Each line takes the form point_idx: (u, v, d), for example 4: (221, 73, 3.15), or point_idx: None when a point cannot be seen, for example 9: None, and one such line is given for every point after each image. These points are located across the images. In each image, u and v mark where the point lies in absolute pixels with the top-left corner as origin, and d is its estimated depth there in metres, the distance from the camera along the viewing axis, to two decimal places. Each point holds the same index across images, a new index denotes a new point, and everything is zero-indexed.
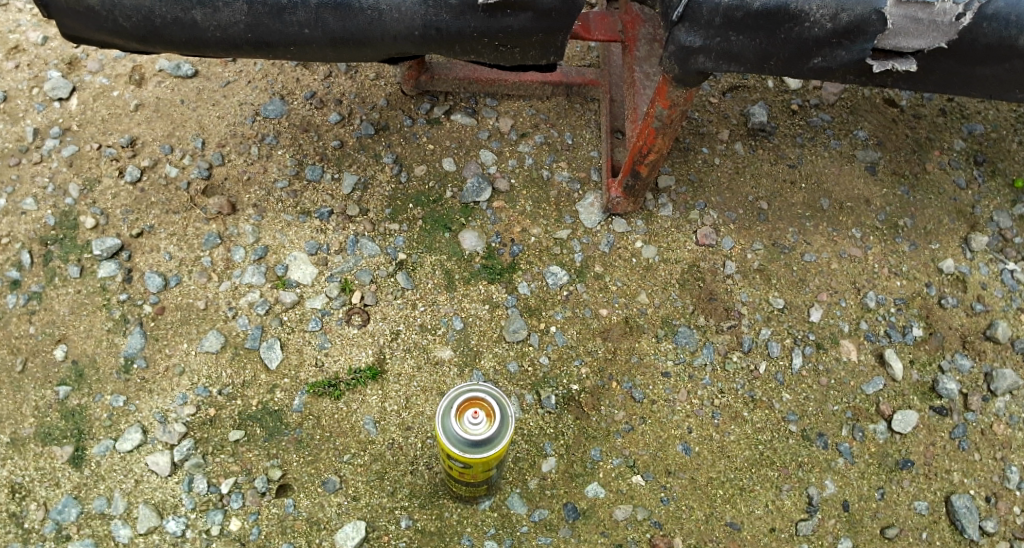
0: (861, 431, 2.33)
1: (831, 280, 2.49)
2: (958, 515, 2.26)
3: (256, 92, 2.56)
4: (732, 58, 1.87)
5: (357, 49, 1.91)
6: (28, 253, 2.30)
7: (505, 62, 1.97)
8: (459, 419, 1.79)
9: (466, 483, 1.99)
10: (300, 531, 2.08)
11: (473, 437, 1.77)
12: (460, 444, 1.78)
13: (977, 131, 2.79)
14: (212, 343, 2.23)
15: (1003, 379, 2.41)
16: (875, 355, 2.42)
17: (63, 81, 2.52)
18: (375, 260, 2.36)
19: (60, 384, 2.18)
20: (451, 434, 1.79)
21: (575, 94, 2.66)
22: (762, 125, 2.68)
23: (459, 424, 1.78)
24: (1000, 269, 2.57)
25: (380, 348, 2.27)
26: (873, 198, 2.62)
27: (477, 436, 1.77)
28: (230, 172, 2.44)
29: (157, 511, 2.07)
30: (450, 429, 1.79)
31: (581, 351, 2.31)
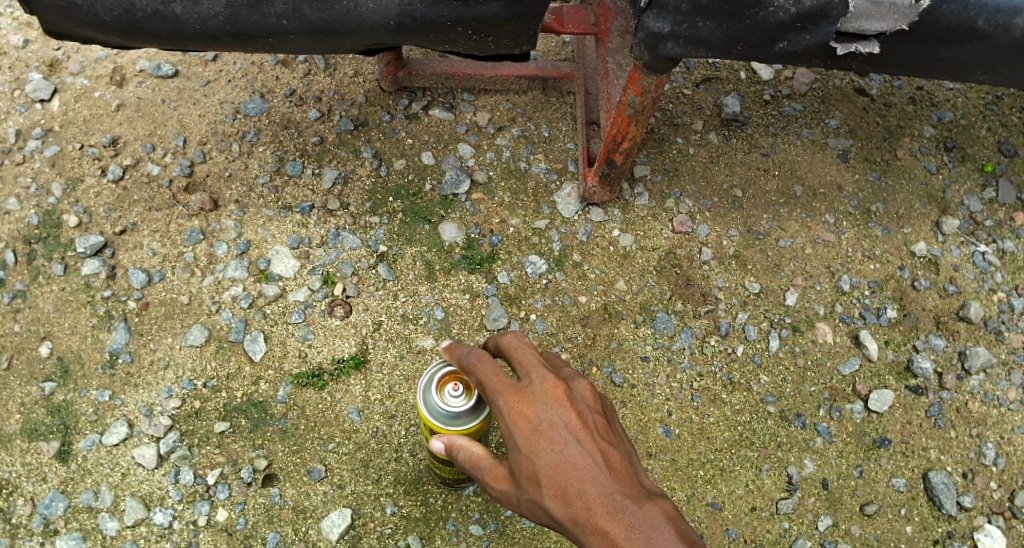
0: (838, 411, 2.37)
1: (806, 265, 2.54)
2: (936, 491, 2.30)
3: (236, 90, 2.59)
4: (700, 43, 1.93)
5: (334, 39, 1.96)
6: (12, 252, 2.32)
7: (480, 51, 2.02)
8: (441, 393, 1.80)
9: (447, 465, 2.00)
10: (286, 519, 2.12)
11: (453, 411, 1.77)
12: (441, 418, 1.79)
13: (947, 118, 2.84)
14: (195, 337, 2.26)
15: (977, 357, 2.46)
16: (851, 336, 2.46)
17: (44, 83, 2.54)
18: (356, 252, 2.40)
19: (46, 380, 2.20)
20: (432, 407, 1.80)
21: (551, 87, 2.70)
22: (735, 116, 2.74)
23: (439, 397, 1.79)
24: (972, 252, 2.62)
25: (363, 339, 2.30)
26: (846, 184, 2.67)
27: (457, 409, 1.78)
28: (212, 170, 2.47)
29: (143, 503, 2.10)
30: (432, 402, 1.80)
31: (561, 338, 2.35)
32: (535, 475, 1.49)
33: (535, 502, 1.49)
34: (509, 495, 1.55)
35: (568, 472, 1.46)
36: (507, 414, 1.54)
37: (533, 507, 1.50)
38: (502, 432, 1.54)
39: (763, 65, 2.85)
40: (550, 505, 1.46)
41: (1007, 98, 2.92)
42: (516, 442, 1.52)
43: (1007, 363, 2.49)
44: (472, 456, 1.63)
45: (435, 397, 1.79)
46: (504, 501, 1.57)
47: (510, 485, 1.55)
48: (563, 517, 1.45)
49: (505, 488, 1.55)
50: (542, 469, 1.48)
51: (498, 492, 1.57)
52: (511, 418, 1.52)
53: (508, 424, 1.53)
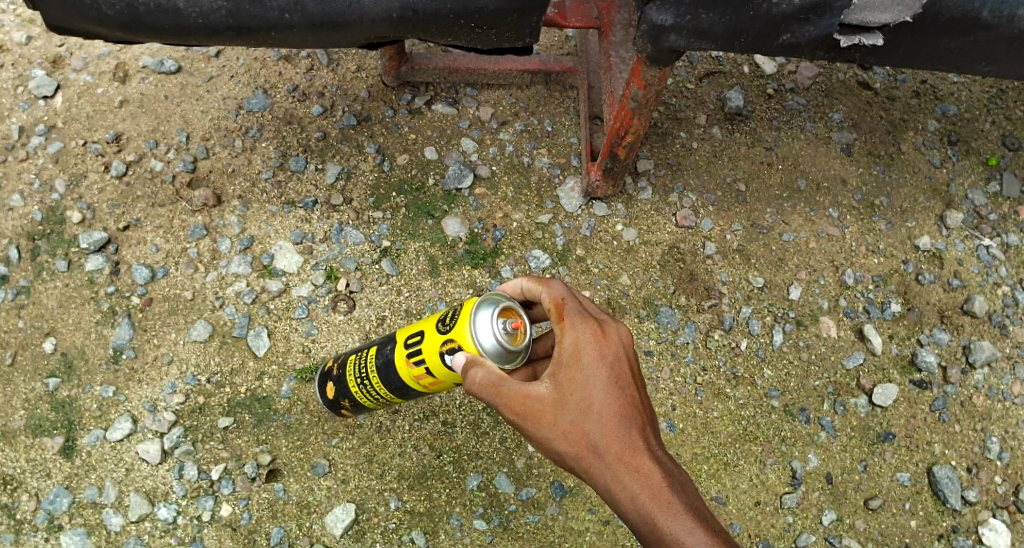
0: (843, 406, 2.37)
1: (810, 259, 2.53)
2: (941, 486, 2.30)
3: (239, 86, 2.59)
4: (702, 35, 1.92)
5: (336, 33, 1.96)
6: (15, 248, 2.32)
7: (482, 43, 2.02)
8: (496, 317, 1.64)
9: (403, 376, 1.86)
10: (290, 514, 2.12)
11: (491, 342, 1.62)
12: (474, 337, 1.63)
13: (950, 112, 2.84)
14: (199, 333, 2.26)
15: (981, 351, 2.45)
16: (855, 330, 2.46)
17: (47, 79, 2.54)
18: (360, 248, 2.40)
19: (50, 376, 2.20)
20: (478, 322, 1.63)
21: (554, 81, 2.71)
22: (738, 110, 2.73)
23: (493, 322, 1.63)
24: (977, 246, 2.61)
25: (367, 334, 2.30)
26: (849, 178, 2.67)
27: (496, 345, 1.62)
28: (215, 165, 2.47)
29: (148, 499, 2.10)
30: (489, 336, 1.62)
31: None
32: (587, 406, 1.55)
33: (579, 429, 1.54)
34: (541, 418, 1.55)
35: (620, 414, 1.56)
36: (576, 345, 1.59)
37: (571, 432, 1.54)
38: (568, 353, 1.58)
39: (767, 59, 2.85)
40: (596, 434, 1.54)
41: (1011, 91, 2.91)
42: (576, 371, 1.57)
43: (1012, 357, 2.48)
44: (494, 374, 1.58)
45: (493, 334, 1.62)
46: (529, 424, 1.56)
47: (549, 407, 1.56)
48: (605, 450, 1.54)
49: (542, 409, 1.55)
50: (598, 402, 1.56)
51: (526, 412, 1.55)
52: (586, 344, 1.59)
53: (570, 354, 1.58)
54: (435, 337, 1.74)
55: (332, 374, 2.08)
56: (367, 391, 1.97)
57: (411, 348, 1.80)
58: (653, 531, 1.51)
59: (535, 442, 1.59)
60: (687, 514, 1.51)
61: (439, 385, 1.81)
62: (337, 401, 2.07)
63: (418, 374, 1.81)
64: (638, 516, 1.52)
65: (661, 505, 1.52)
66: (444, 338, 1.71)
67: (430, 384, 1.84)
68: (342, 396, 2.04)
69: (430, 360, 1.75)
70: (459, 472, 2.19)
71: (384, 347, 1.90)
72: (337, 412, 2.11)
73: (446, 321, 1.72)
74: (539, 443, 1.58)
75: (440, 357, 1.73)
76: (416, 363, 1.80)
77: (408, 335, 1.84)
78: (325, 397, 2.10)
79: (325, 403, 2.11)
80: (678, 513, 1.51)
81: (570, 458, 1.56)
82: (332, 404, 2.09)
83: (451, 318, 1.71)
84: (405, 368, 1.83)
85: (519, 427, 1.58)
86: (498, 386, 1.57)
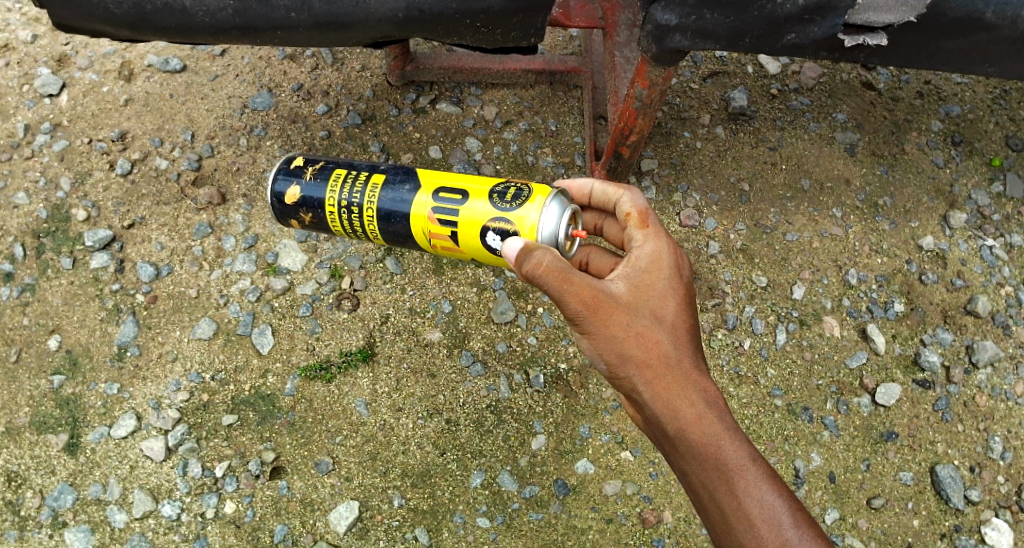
0: (846, 405, 2.37)
1: (813, 259, 2.54)
2: (944, 485, 2.30)
3: (244, 85, 2.60)
4: (706, 35, 1.94)
5: (341, 32, 1.97)
6: (21, 246, 2.33)
7: (487, 43, 2.02)
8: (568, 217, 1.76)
9: (419, 235, 1.88)
10: (293, 511, 2.12)
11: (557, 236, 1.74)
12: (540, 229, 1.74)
13: (954, 112, 2.83)
14: (204, 330, 2.27)
15: (984, 351, 2.45)
16: (858, 330, 2.46)
17: (53, 78, 2.55)
18: (364, 246, 2.40)
19: (55, 373, 2.21)
20: (549, 215, 1.74)
21: (558, 81, 2.70)
22: (742, 109, 2.73)
23: (563, 221, 1.74)
24: (980, 246, 2.62)
25: (370, 332, 2.30)
26: (853, 178, 2.67)
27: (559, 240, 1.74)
28: (219, 164, 2.48)
29: (152, 496, 2.11)
30: (558, 233, 1.74)
31: (568, 331, 2.35)
32: (661, 314, 1.64)
33: (653, 334, 1.61)
34: (615, 317, 1.58)
35: (685, 332, 1.67)
36: (656, 255, 1.68)
37: (643, 335, 1.60)
38: (649, 264, 1.67)
39: (770, 59, 2.85)
40: (668, 343, 1.62)
41: (1015, 92, 2.91)
42: (654, 280, 1.66)
43: (1015, 357, 2.48)
44: (563, 259, 1.57)
45: (560, 231, 1.74)
46: (600, 320, 1.58)
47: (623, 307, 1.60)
48: (675, 360, 1.63)
49: (618, 308, 1.59)
50: (671, 314, 1.65)
51: (598, 306, 1.57)
52: (667, 259, 1.69)
53: (650, 264, 1.67)
54: (484, 205, 1.80)
55: (300, 177, 1.92)
56: (348, 218, 1.91)
57: (447, 204, 1.83)
58: (706, 445, 1.61)
59: (595, 340, 1.60)
60: (739, 436, 1.63)
61: (451, 252, 1.90)
62: (299, 208, 1.93)
63: (436, 235, 1.86)
64: (693, 428, 1.61)
65: (717, 424, 1.62)
66: (497, 211, 1.78)
67: (440, 247, 1.90)
68: (309, 210, 1.92)
69: (464, 227, 1.82)
70: (463, 470, 2.19)
71: (399, 187, 1.87)
72: (287, 218, 1.97)
73: (506, 195, 1.79)
74: (601, 341, 1.60)
75: (481, 230, 1.80)
76: (444, 223, 1.84)
77: (442, 187, 1.86)
78: (279, 201, 1.94)
79: (278, 206, 1.95)
80: (732, 435, 1.63)
81: (634, 362, 1.61)
82: (289, 209, 1.94)
83: (514, 194, 1.78)
84: (424, 224, 1.85)
85: (585, 322, 1.58)
86: (571, 276, 1.55)
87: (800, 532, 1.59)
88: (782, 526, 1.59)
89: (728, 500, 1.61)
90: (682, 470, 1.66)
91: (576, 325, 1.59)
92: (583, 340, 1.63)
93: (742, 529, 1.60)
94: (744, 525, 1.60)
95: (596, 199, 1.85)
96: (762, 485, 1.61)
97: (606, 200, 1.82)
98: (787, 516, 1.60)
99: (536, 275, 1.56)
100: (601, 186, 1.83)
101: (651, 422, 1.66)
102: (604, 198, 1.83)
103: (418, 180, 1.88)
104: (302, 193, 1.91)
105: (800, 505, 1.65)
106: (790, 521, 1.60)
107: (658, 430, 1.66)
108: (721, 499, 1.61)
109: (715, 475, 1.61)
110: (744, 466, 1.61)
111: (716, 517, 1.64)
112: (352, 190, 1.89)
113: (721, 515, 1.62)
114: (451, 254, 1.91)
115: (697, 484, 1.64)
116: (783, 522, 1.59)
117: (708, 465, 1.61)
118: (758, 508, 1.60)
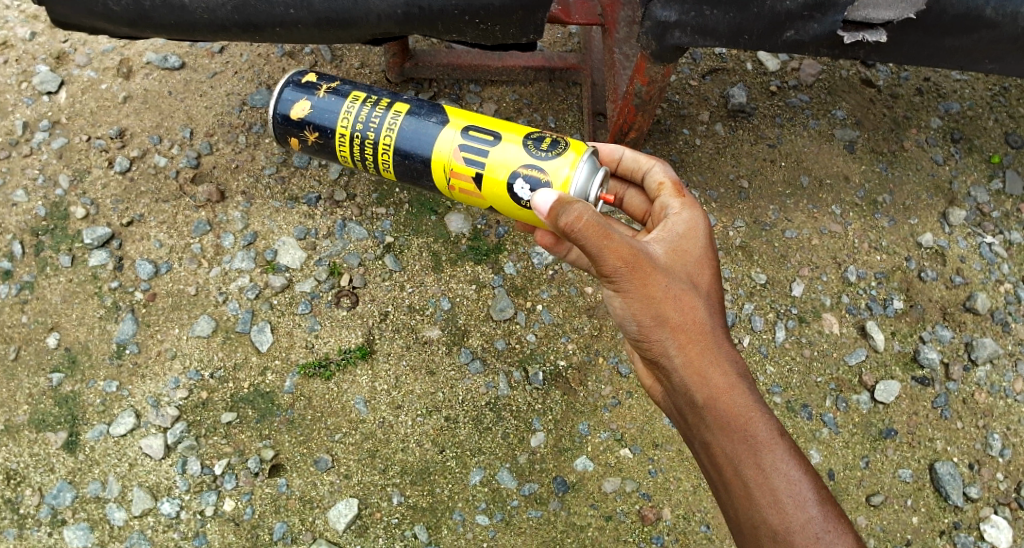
0: (845, 402, 2.37)
1: (812, 256, 2.54)
2: (942, 482, 2.30)
3: (242, 82, 2.60)
4: (706, 33, 1.95)
5: (341, 30, 1.97)
6: (19, 244, 2.33)
7: (486, 40, 2.02)
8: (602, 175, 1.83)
9: (442, 172, 1.90)
10: (292, 509, 2.12)
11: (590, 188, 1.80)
12: (576, 179, 1.79)
13: (953, 109, 2.83)
14: (203, 328, 2.26)
15: (983, 349, 2.45)
16: (857, 327, 2.46)
17: (51, 75, 2.55)
18: (363, 243, 2.40)
19: (53, 371, 2.21)
20: (586, 168, 1.80)
21: (558, 78, 2.69)
22: (741, 106, 2.73)
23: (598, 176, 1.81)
24: (979, 243, 2.61)
25: (369, 330, 2.30)
26: (852, 175, 2.67)
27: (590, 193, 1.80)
28: (218, 161, 2.47)
29: (151, 493, 2.11)
30: (593, 186, 1.80)
31: (567, 328, 2.35)
32: (696, 281, 1.70)
33: (689, 300, 1.66)
34: (654, 277, 1.63)
35: (717, 303, 1.72)
36: (692, 222, 1.78)
37: (680, 299, 1.65)
38: (684, 233, 1.75)
39: (770, 56, 2.85)
40: (702, 310, 1.67)
41: (1014, 89, 2.91)
42: (689, 247, 1.74)
43: (1014, 354, 2.48)
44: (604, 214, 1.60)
45: (590, 188, 1.80)
46: (639, 279, 1.61)
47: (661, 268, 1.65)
48: (708, 328, 1.67)
49: (657, 269, 1.63)
50: (705, 283, 1.71)
51: (637, 263, 1.60)
52: (701, 232, 1.77)
53: (686, 230, 1.76)
54: (516, 149, 1.84)
55: (313, 92, 1.94)
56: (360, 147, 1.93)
57: (477, 142, 1.87)
58: (736, 415, 1.64)
59: (632, 299, 1.64)
60: (767, 412, 1.66)
61: (467, 194, 1.91)
62: (304, 124, 1.94)
63: (457, 173, 1.89)
64: (723, 396, 1.64)
65: (746, 396, 1.65)
66: (530, 156, 1.83)
67: (458, 190, 1.92)
68: (314, 128, 1.94)
69: (491, 166, 1.85)
70: (462, 467, 2.19)
71: (425, 119, 1.90)
72: (287, 134, 1.97)
73: (540, 143, 1.84)
74: (637, 299, 1.64)
75: (507, 172, 1.84)
76: (470, 160, 1.87)
77: (474, 126, 1.89)
78: (287, 115, 1.95)
79: (282, 119, 1.96)
80: (760, 409, 1.66)
81: (669, 324, 1.65)
82: (295, 123, 1.95)
83: (550, 144, 1.84)
84: (449, 159, 1.88)
85: (624, 279, 1.61)
86: (610, 233, 1.57)
87: (825, 509, 1.60)
88: (807, 503, 1.60)
89: (754, 475, 1.62)
90: (706, 442, 1.67)
91: (613, 283, 1.62)
92: (617, 299, 1.67)
93: (767, 503, 1.60)
94: (769, 500, 1.60)
95: (624, 168, 1.99)
96: (789, 461, 1.62)
97: (635, 169, 1.97)
98: (812, 493, 1.61)
99: (574, 228, 1.57)
100: (632, 155, 1.97)
101: (678, 391, 1.69)
102: (633, 167, 1.97)
103: (449, 116, 1.91)
104: (312, 108, 1.93)
105: (825, 486, 1.65)
106: (815, 499, 1.61)
107: (685, 399, 1.69)
108: (747, 473, 1.62)
109: (743, 447, 1.63)
110: (773, 441, 1.63)
111: (739, 491, 1.64)
112: (369, 114, 1.91)
113: (744, 490, 1.63)
114: (465, 197, 1.93)
115: (721, 457, 1.65)
116: (808, 499, 1.60)
117: (736, 436, 1.63)
118: (785, 483, 1.61)
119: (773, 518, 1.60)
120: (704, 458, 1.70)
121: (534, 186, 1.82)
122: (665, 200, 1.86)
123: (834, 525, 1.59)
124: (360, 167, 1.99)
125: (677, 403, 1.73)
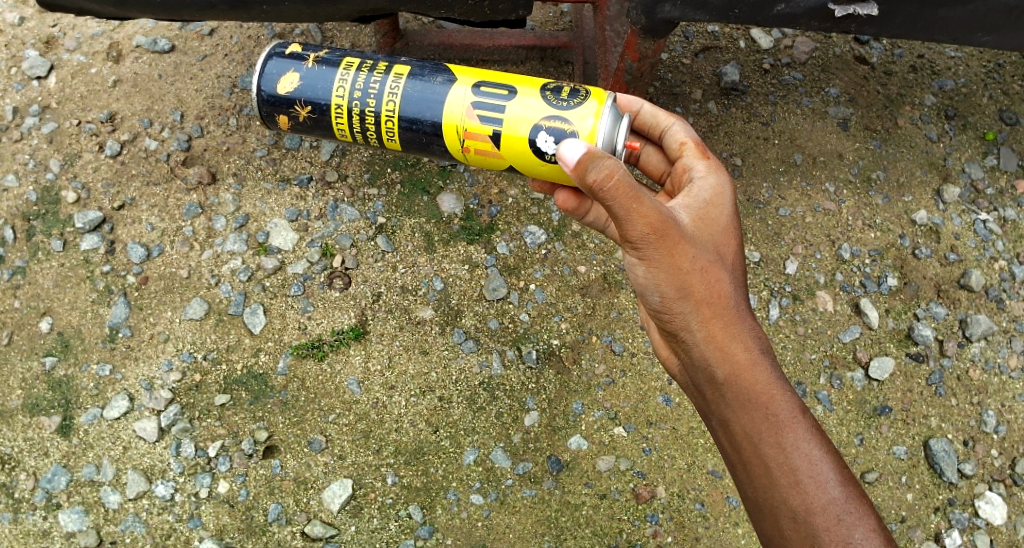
0: (839, 379, 2.37)
1: (806, 234, 2.53)
2: (937, 459, 2.30)
3: (233, 64, 2.59)
4: (697, 6, 1.97)
5: (328, 6, 1.97)
6: (10, 229, 2.32)
7: (475, 16, 2.01)
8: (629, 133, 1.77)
9: (456, 133, 1.81)
10: (287, 491, 2.13)
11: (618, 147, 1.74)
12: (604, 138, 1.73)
13: (948, 86, 2.82)
14: (195, 311, 2.26)
15: (978, 325, 2.45)
16: (852, 305, 2.46)
17: (41, 60, 2.53)
18: (355, 224, 2.39)
19: (47, 355, 2.21)
20: (612, 127, 1.73)
21: (550, 57, 2.67)
22: (734, 84, 2.73)
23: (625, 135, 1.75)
24: (974, 220, 2.60)
25: (362, 310, 2.30)
26: (846, 153, 2.66)
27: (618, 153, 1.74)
28: (209, 144, 2.47)
29: (145, 476, 2.11)
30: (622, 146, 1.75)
31: (561, 307, 2.35)
32: (721, 253, 1.70)
33: (715, 272, 1.65)
34: (682, 247, 1.60)
35: (737, 278, 1.72)
36: (716, 189, 1.77)
37: (706, 270, 1.63)
38: (707, 205, 1.74)
39: (763, 34, 2.83)
40: (727, 282, 1.67)
41: (1008, 66, 2.90)
42: (715, 215, 1.74)
43: (1008, 330, 2.48)
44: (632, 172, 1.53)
45: (618, 136, 1.74)
46: (666, 248, 1.58)
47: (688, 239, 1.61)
48: (731, 301, 1.67)
49: (686, 240, 1.60)
50: (728, 254, 1.72)
51: (665, 233, 1.56)
52: (722, 204, 1.75)
53: (711, 197, 1.75)
54: (534, 100, 1.77)
55: (300, 62, 1.83)
56: (356, 126, 1.85)
57: (491, 98, 1.78)
58: (756, 392, 1.65)
59: (658, 269, 1.61)
60: (786, 390, 1.67)
61: (484, 155, 1.83)
62: (294, 97, 1.83)
63: (472, 133, 1.80)
64: (745, 372, 1.65)
65: (766, 373, 1.66)
66: (550, 107, 1.75)
67: (472, 152, 1.84)
68: (306, 100, 1.83)
69: (509, 122, 1.77)
70: (456, 447, 2.19)
71: (430, 80, 1.82)
72: (276, 112, 1.86)
73: (559, 93, 1.77)
74: (662, 269, 1.60)
75: (528, 125, 1.76)
76: (486, 118, 1.78)
77: (485, 81, 1.81)
78: (273, 90, 1.84)
79: (269, 94, 1.84)
80: (781, 386, 1.67)
81: (694, 297, 1.64)
82: (283, 99, 1.84)
83: (569, 94, 1.77)
84: (462, 119, 1.79)
85: (651, 247, 1.57)
86: (640, 197, 1.51)
87: (846, 490, 1.61)
88: (829, 484, 1.60)
89: (774, 453, 1.62)
90: (726, 418, 1.68)
91: (638, 250, 1.58)
92: (640, 269, 1.63)
93: (788, 484, 1.61)
94: (789, 480, 1.61)
95: (642, 122, 1.96)
96: (811, 440, 1.63)
97: (654, 124, 1.95)
98: (832, 473, 1.61)
99: (603, 186, 1.51)
100: (650, 109, 1.94)
101: (698, 365, 1.69)
102: (652, 122, 1.95)
103: (455, 74, 1.83)
104: (302, 79, 1.82)
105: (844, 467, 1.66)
106: (836, 480, 1.61)
107: (706, 373, 1.69)
108: (767, 451, 1.63)
109: (762, 423, 1.64)
110: (794, 419, 1.64)
111: (757, 469, 1.64)
112: (366, 79, 1.82)
113: (764, 468, 1.63)
114: (482, 158, 1.84)
115: (740, 433, 1.66)
116: (829, 480, 1.61)
117: (757, 413, 1.64)
118: (805, 463, 1.61)
119: (794, 498, 1.60)
120: (723, 435, 1.71)
121: (558, 138, 1.75)
122: (689, 160, 1.85)
123: (855, 506, 1.60)
124: (358, 140, 1.89)
125: (695, 378, 1.73)
